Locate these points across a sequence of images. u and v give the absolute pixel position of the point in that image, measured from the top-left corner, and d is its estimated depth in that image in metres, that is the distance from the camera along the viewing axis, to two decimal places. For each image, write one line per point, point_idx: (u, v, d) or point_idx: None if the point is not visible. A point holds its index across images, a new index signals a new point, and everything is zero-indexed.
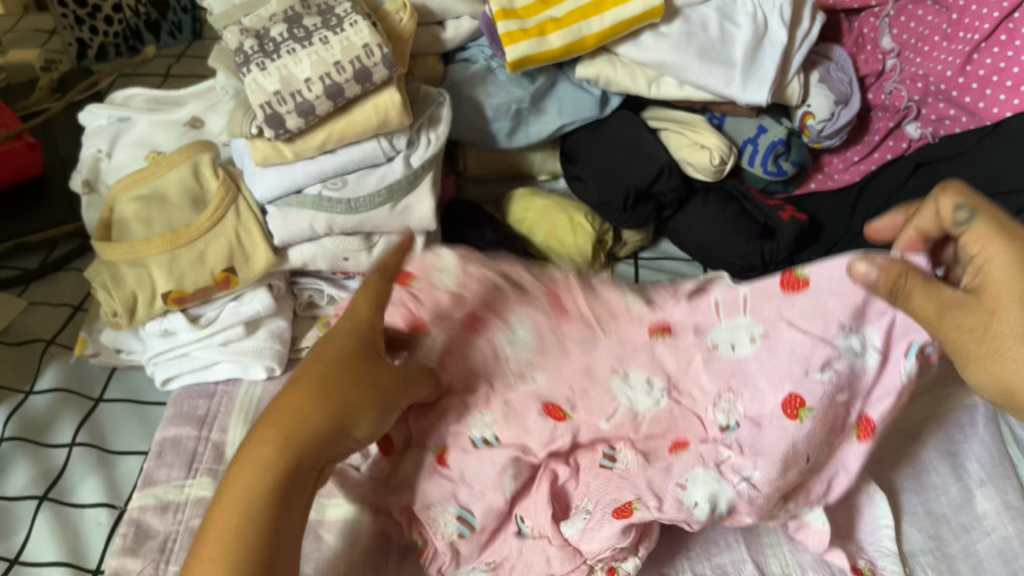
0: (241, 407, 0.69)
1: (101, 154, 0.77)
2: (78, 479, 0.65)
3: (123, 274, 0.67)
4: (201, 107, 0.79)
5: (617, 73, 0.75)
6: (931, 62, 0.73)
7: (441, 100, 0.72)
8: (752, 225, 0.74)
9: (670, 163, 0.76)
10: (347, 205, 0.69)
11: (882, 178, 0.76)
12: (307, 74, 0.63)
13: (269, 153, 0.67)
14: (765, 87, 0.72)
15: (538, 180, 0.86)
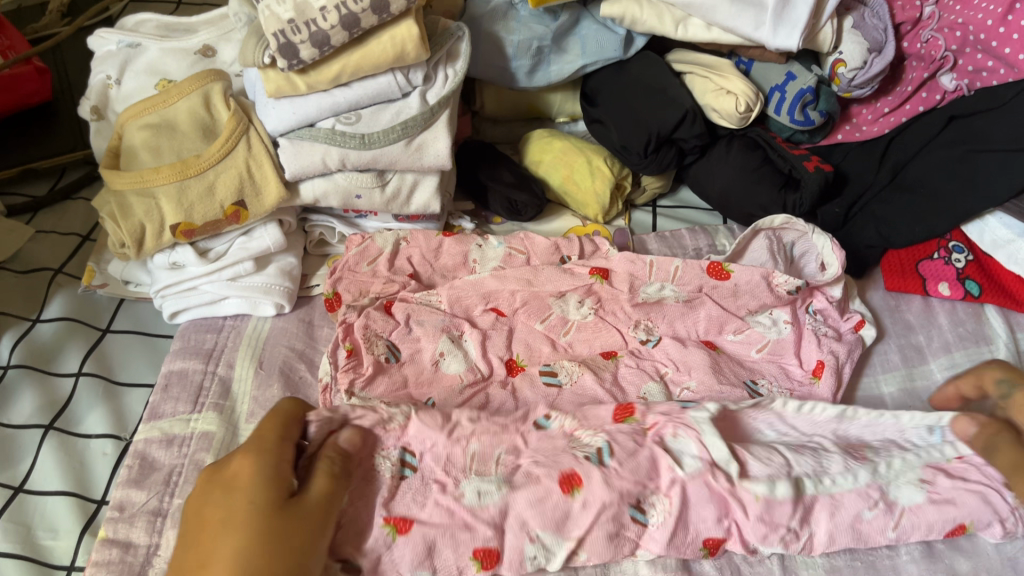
0: (248, 341, 0.68)
1: (110, 80, 0.75)
2: (85, 410, 0.64)
3: (130, 203, 0.65)
4: (212, 35, 0.77)
5: (643, 12, 0.72)
6: (971, 11, 0.70)
7: (460, 35, 0.70)
8: (776, 175, 0.72)
9: (694, 109, 0.73)
10: (361, 140, 0.67)
11: (916, 128, 0.75)
12: (321, 2, 0.61)
13: (282, 84, 0.65)
14: (797, 32, 0.69)
15: (557, 123, 0.83)
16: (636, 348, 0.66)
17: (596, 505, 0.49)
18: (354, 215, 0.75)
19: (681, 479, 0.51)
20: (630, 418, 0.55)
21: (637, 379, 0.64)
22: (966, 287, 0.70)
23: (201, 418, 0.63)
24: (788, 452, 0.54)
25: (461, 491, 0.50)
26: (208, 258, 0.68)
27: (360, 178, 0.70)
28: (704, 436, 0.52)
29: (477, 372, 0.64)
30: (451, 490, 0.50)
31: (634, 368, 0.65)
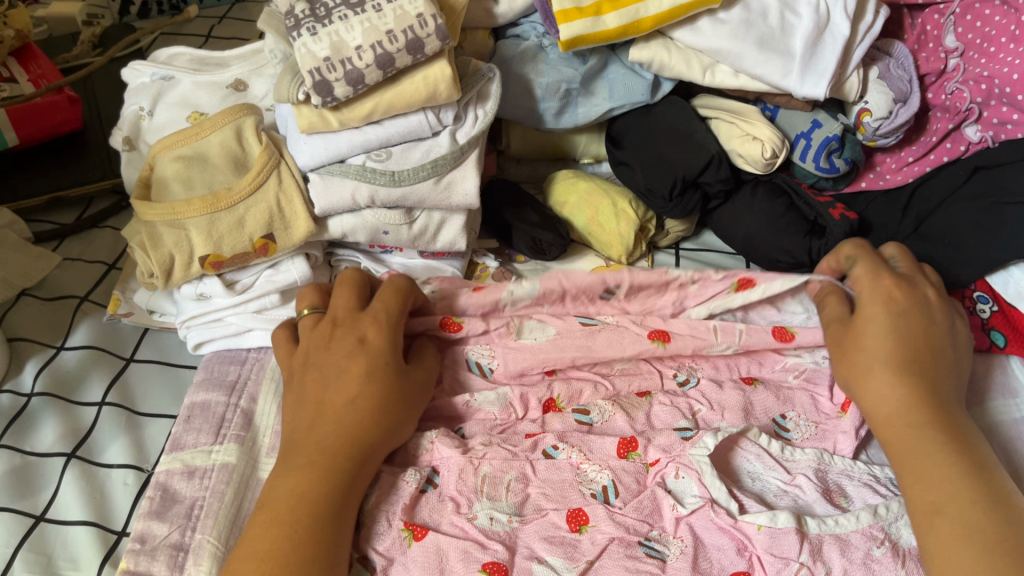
0: (270, 376, 0.68)
1: (143, 111, 0.76)
2: (107, 439, 0.64)
3: (161, 234, 0.66)
4: (245, 70, 0.78)
5: (671, 58, 0.73)
6: (996, 64, 0.71)
7: (490, 76, 0.71)
8: (801, 221, 0.73)
9: (720, 155, 0.74)
10: (391, 177, 0.67)
11: (939, 179, 0.75)
12: (358, 42, 0.63)
13: (315, 120, 0.66)
14: (824, 81, 0.71)
15: (581, 164, 0.84)
16: (672, 389, 0.66)
17: (604, 539, 0.55)
18: (379, 250, 0.75)
19: (685, 516, 0.56)
20: (632, 452, 0.60)
21: (670, 416, 0.63)
22: (991, 338, 0.70)
23: (222, 449, 0.63)
24: (772, 500, 0.58)
25: (475, 514, 0.56)
26: (235, 290, 0.69)
27: (388, 216, 0.70)
28: (704, 474, 0.57)
29: (511, 414, 0.64)
30: (465, 512, 0.56)
31: (668, 406, 0.64)
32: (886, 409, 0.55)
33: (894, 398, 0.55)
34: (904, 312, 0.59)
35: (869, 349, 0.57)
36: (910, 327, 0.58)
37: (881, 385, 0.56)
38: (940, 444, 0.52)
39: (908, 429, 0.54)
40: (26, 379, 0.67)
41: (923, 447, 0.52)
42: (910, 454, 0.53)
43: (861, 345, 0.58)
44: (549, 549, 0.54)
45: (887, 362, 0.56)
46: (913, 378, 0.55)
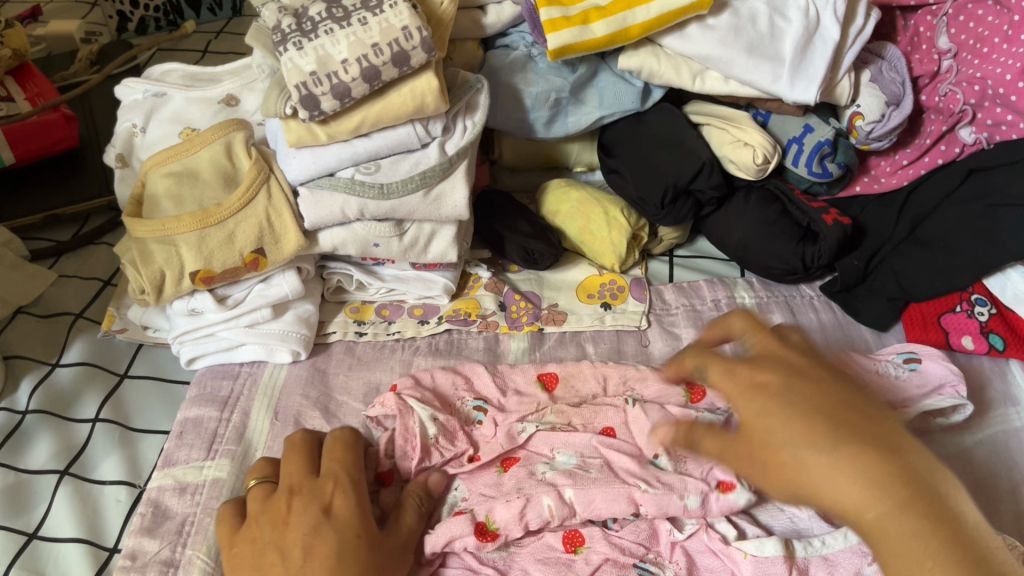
0: (264, 391, 0.68)
1: (135, 128, 0.76)
2: (100, 455, 0.64)
3: (151, 250, 0.66)
4: (236, 85, 0.78)
5: (660, 65, 0.73)
6: (989, 65, 0.71)
7: (478, 87, 0.71)
8: (794, 227, 0.72)
9: (711, 161, 0.73)
10: (379, 190, 0.67)
11: (934, 182, 0.74)
12: (344, 56, 0.63)
13: (303, 134, 0.66)
14: (813, 86, 0.70)
15: (575, 173, 0.84)
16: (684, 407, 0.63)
17: (598, 558, 0.54)
18: (371, 262, 0.75)
19: (681, 540, 0.55)
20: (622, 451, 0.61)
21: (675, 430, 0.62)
22: (990, 341, 0.68)
23: (214, 465, 0.63)
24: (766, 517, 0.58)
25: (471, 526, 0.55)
26: (227, 305, 0.69)
27: (378, 228, 0.70)
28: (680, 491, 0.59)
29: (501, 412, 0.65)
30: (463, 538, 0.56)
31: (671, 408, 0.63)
32: (850, 504, 0.37)
33: (859, 486, 0.37)
34: (785, 385, 0.43)
35: (772, 420, 0.41)
36: (856, 411, 0.41)
37: (841, 477, 0.37)
38: (921, 527, 0.35)
39: (884, 522, 0.36)
40: (20, 397, 0.67)
41: (898, 525, 0.35)
42: (894, 553, 0.35)
43: (812, 468, 0.39)
44: (543, 565, 0.54)
45: (815, 430, 0.39)
46: (880, 454, 0.37)
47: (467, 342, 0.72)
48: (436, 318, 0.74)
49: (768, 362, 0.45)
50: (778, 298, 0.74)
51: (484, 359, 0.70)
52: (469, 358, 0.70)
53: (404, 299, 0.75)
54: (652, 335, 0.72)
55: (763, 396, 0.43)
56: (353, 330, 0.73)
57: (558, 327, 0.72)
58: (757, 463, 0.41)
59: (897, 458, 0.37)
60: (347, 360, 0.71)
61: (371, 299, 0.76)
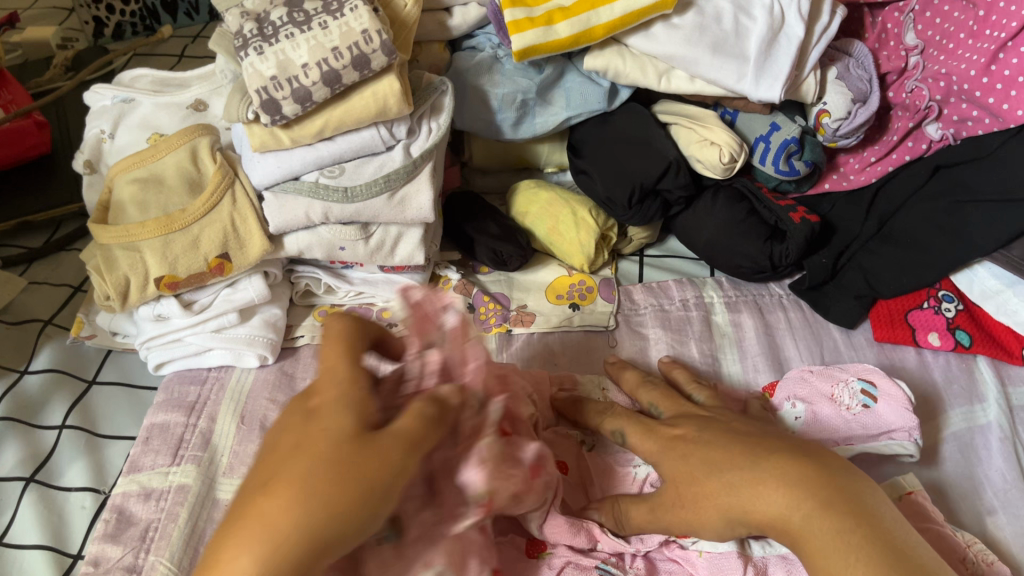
0: (230, 395, 0.68)
1: (104, 134, 0.76)
2: (66, 462, 0.64)
3: (116, 257, 0.66)
4: (205, 90, 0.79)
5: (626, 65, 0.73)
6: (954, 61, 0.70)
7: (444, 89, 0.71)
8: (761, 226, 0.72)
9: (678, 160, 0.73)
10: (344, 194, 0.67)
11: (901, 178, 0.74)
12: (304, 59, 0.62)
13: (266, 139, 0.66)
14: (779, 84, 0.70)
15: (546, 173, 0.84)
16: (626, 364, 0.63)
17: (559, 560, 0.54)
18: (340, 265, 0.75)
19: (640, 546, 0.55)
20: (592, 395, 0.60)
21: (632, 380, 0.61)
22: (956, 338, 0.69)
23: (179, 471, 0.63)
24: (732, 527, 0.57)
25: None
26: (193, 310, 0.69)
27: (344, 231, 0.70)
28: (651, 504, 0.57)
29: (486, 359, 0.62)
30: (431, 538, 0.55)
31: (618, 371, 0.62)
32: (776, 512, 0.46)
33: (787, 495, 0.46)
34: (699, 436, 0.53)
35: (725, 475, 0.49)
36: (756, 441, 0.51)
37: (767, 486, 0.47)
38: (829, 526, 0.44)
39: (808, 520, 0.45)
40: None
41: (817, 536, 0.44)
42: (820, 550, 0.44)
43: (711, 498, 0.50)
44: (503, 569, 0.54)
45: (748, 474, 0.48)
46: (800, 463, 0.47)
47: None
48: None
49: (686, 426, 0.55)
50: (746, 297, 0.75)
51: None
52: None
53: (373, 303, 0.75)
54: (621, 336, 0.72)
55: (717, 448, 0.51)
56: (322, 334, 0.73)
57: (526, 329, 0.72)
58: (679, 505, 0.52)
59: (829, 475, 0.47)
60: (315, 364, 0.71)
61: (340, 302, 0.76)
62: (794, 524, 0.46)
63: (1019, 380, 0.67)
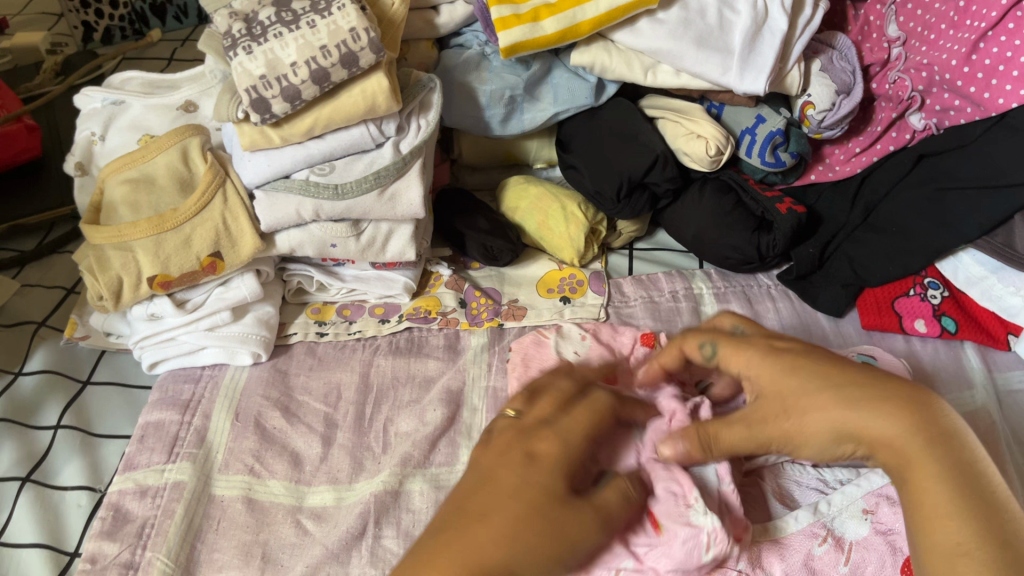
0: (225, 392, 0.68)
1: (95, 137, 0.77)
2: (62, 462, 0.65)
3: (108, 256, 0.67)
4: (194, 91, 0.79)
5: (612, 59, 0.74)
6: (935, 51, 0.71)
7: (431, 86, 0.71)
8: (749, 217, 0.73)
9: (665, 153, 0.74)
10: (334, 191, 0.68)
11: (887, 168, 0.75)
12: (293, 58, 0.63)
13: (257, 138, 0.66)
14: (763, 76, 0.71)
15: (535, 169, 0.85)
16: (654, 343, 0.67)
17: None
18: (332, 263, 0.76)
19: None
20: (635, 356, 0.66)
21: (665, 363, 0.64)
22: (942, 324, 0.70)
23: (175, 467, 0.63)
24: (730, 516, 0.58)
25: None
26: (186, 309, 0.69)
27: (335, 228, 0.71)
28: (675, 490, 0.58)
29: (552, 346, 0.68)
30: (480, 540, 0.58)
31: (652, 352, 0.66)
32: (890, 435, 0.41)
33: (898, 430, 0.41)
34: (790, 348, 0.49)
35: (808, 397, 0.44)
36: (837, 366, 0.45)
37: (878, 414, 0.42)
38: (947, 473, 0.39)
39: (921, 460, 0.40)
40: None
41: (934, 485, 0.39)
42: (930, 512, 0.39)
43: (802, 418, 0.44)
44: None
45: (820, 396, 0.44)
46: (910, 411, 0.41)
47: (428, 340, 0.72)
48: (397, 316, 0.74)
49: (743, 359, 0.49)
50: (735, 287, 0.75)
51: (444, 355, 0.71)
52: (429, 356, 0.71)
53: (365, 299, 0.76)
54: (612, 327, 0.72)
55: (801, 384, 0.45)
56: (314, 331, 0.74)
57: (518, 322, 0.73)
58: (782, 417, 0.45)
59: (917, 403, 0.42)
60: (308, 360, 0.71)
61: (332, 300, 0.77)
62: (914, 463, 0.40)
63: (1004, 364, 0.68)
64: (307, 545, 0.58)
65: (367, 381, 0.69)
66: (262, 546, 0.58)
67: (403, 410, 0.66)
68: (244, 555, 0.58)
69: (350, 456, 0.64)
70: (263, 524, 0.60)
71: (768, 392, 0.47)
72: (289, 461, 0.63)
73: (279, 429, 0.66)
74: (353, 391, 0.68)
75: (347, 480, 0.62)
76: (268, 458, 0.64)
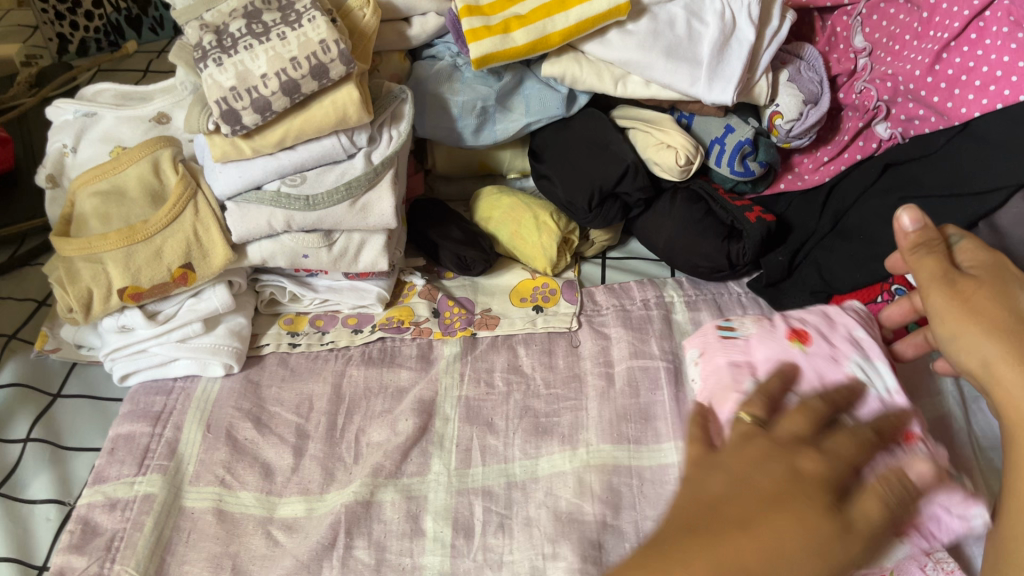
0: (196, 404, 0.68)
1: (66, 149, 0.77)
2: (31, 475, 0.64)
3: (78, 268, 0.67)
4: (167, 103, 0.79)
5: (583, 71, 0.74)
6: (900, 62, 0.73)
7: (403, 98, 0.72)
8: (719, 225, 0.74)
9: (636, 163, 0.74)
10: (306, 202, 0.68)
11: (854, 176, 0.76)
12: (263, 70, 0.63)
13: (228, 149, 0.66)
14: (731, 86, 0.71)
15: (509, 179, 0.85)
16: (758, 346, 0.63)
17: None
18: (305, 274, 0.76)
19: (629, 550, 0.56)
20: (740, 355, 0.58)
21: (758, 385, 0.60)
22: None
23: (145, 480, 0.63)
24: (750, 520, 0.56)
25: None
26: (157, 320, 0.69)
27: (307, 239, 0.71)
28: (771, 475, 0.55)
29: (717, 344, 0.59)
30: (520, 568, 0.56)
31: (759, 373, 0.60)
32: (991, 361, 0.46)
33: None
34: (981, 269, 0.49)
35: (991, 309, 0.47)
36: (1007, 289, 0.47)
37: (1005, 342, 0.46)
38: None
39: None
40: None
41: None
42: None
43: (952, 326, 0.48)
44: None
45: (999, 314, 0.46)
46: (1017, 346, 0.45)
47: (401, 350, 0.72)
48: (370, 326, 0.74)
49: (983, 261, 0.49)
50: (706, 296, 0.76)
51: (416, 365, 0.71)
52: (402, 366, 0.71)
53: (339, 310, 0.76)
54: (583, 336, 0.72)
55: (976, 296, 0.47)
56: (287, 342, 0.74)
57: (490, 331, 0.73)
58: (956, 305, 0.48)
59: None
60: (280, 371, 0.71)
61: (305, 310, 0.77)
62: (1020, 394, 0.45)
63: None
64: (278, 556, 0.58)
65: (339, 391, 0.69)
66: (232, 558, 0.58)
67: (375, 420, 0.66)
68: (215, 566, 0.58)
69: (322, 467, 0.64)
70: (234, 535, 0.60)
71: (961, 279, 0.48)
72: (260, 472, 0.63)
73: (250, 440, 0.66)
74: (325, 402, 0.68)
75: (318, 491, 0.62)
76: (239, 470, 0.63)
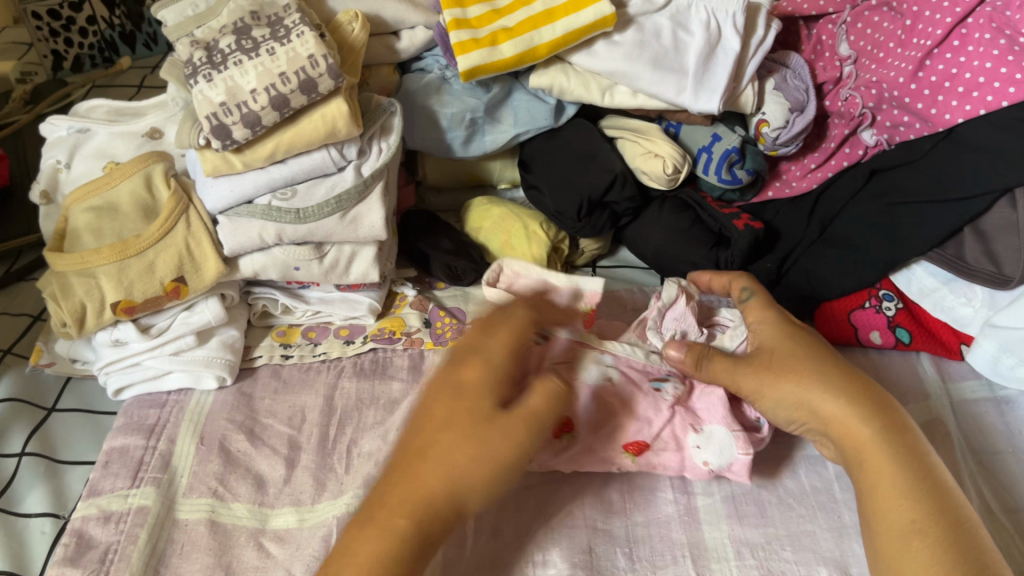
0: (190, 417, 0.69)
1: (60, 165, 0.77)
2: (25, 489, 0.65)
3: (71, 284, 0.67)
4: (160, 118, 0.80)
5: (570, 82, 0.75)
6: (885, 69, 0.73)
7: (392, 110, 0.73)
8: (706, 234, 0.74)
9: (624, 172, 0.75)
10: (295, 215, 0.69)
11: (840, 183, 0.76)
12: (253, 85, 0.64)
13: (219, 163, 0.67)
14: (717, 96, 0.72)
15: (499, 190, 0.86)
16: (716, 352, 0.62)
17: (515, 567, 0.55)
18: (297, 286, 0.77)
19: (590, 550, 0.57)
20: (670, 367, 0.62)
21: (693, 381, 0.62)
22: (897, 335, 0.71)
23: (139, 493, 0.63)
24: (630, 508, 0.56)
25: None
26: (150, 334, 0.70)
27: (298, 251, 0.72)
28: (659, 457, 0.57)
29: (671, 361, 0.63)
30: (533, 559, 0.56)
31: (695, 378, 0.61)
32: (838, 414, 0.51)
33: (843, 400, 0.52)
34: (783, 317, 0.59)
35: (796, 366, 0.54)
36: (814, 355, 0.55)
37: (828, 397, 0.52)
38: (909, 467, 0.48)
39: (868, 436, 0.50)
40: None
41: (885, 467, 0.48)
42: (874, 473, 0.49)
43: (796, 396, 0.53)
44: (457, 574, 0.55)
45: (805, 369, 0.53)
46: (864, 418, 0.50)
47: (393, 361, 0.73)
48: (362, 337, 0.75)
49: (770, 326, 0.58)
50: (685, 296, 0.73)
51: (408, 376, 0.71)
52: (394, 376, 0.71)
53: (331, 321, 0.77)
54: None
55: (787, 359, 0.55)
56: (279, 354, 0.74)
57: None
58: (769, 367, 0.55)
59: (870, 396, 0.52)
60: (273, 384, 0.72)
61: (297, 323, 0.77)
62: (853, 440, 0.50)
63: (957, 374, 0.69)
64: (270, 567, 0.58)
65: (331, 402, 0.70)
66: (224, 569, 0.58)
67: (367, 431, 0.67)
68: None
69: (314, 478, 0.64)
70: (227, 547, 0.60)
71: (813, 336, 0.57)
72: (253, 484, 0.64)
73: (244, 452, 0.66)
74: (317, 413, 0.69)
75: (310, 501, 0.63)
76: (232, 482, 0.64)
